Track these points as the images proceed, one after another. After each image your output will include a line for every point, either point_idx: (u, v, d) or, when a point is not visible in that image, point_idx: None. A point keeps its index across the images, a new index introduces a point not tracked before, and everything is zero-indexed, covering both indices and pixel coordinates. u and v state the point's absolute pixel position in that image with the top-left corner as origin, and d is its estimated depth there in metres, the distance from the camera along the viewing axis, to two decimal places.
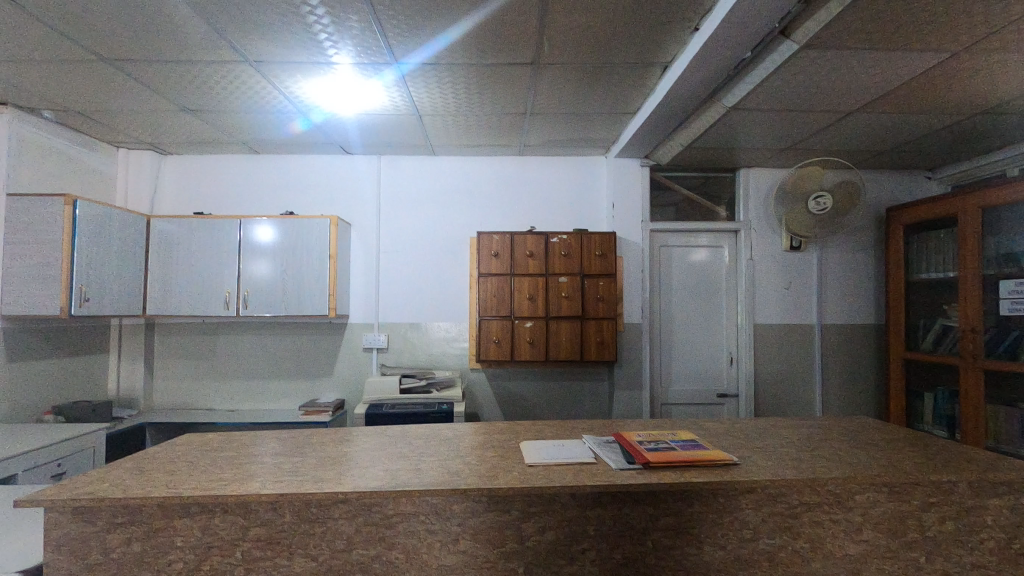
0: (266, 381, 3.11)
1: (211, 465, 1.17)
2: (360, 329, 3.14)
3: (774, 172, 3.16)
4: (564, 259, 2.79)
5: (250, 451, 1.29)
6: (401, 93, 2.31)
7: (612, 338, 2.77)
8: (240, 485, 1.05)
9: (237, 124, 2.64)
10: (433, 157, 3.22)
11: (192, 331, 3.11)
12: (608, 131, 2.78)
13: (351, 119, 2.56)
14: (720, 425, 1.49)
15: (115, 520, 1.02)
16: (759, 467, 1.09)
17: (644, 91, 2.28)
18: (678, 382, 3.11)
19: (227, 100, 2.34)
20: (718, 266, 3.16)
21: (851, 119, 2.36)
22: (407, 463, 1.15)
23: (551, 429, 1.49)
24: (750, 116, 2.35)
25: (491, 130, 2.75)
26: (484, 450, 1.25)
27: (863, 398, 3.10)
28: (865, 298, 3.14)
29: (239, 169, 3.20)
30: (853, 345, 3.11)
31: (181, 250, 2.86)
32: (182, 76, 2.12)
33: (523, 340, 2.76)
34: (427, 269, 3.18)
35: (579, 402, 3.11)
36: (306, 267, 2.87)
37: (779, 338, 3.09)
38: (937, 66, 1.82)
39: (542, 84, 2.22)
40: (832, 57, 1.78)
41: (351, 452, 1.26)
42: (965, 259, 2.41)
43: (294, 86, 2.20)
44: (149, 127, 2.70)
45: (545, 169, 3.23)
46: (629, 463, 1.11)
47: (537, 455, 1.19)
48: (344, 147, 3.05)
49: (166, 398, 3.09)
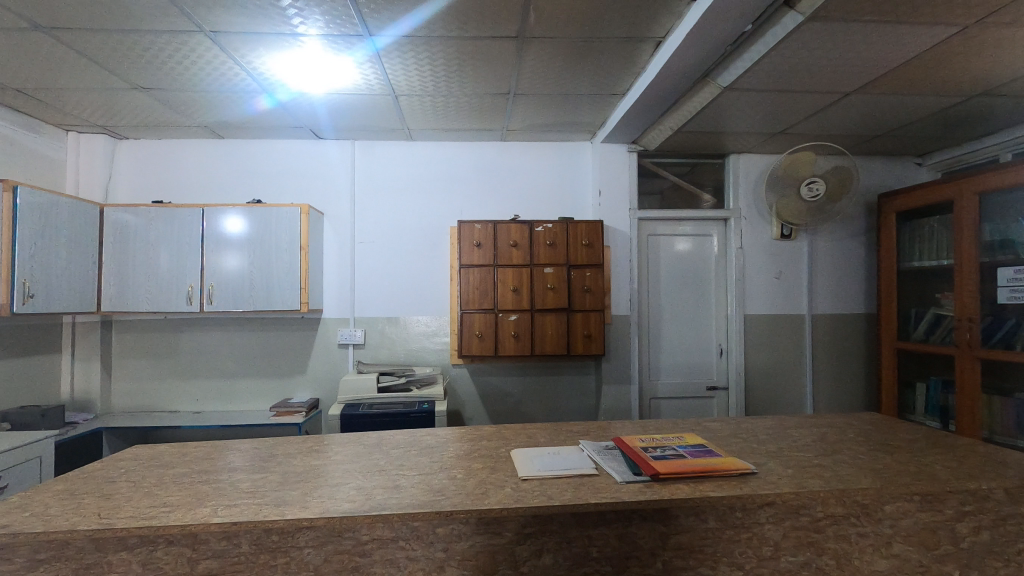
0: (235, 381, 2.93)
1: (157, 485, 1.02)
2: (334, 324, 2.98)
3: (763, 158, 3.07)
4: (549, 249, 2.65)
5: (206, 466, 1.14)
6: (376, 71, 2.14)
7: (599, 332, 2.66)
8: (188, 512, 0.90)
9: (196, 104, 2.44)
10: (410, 142, 3.05)
11: (155, 328, 2.91)
12: (595, 114, 2.65)
13: (320, 99, 2.38)
14: (726, 425, 1.38)
15: (37, 556, 0.86)
16: (779, 477, 0.98)
17: (634, 69, 2.15)
18: (667, 374, 3.02)
19: (182, 76, 2.14)
20: (707, 255, 3.07)
21: (848, 101, 2.27)
22: (384, 480, 1.01)
23: (543, 433, 1.36)
24: (744, 96, 2.24)
25: (472, 112, 2.60)
26: (470, 461, 1.12)
27: (852, 389, 3.05)
28: (855, 287, 3.07)
29: (202, 155, 2.99)
30: (843, 336, 3.05)
31: (139, 242, 2.66)
32: (129, 49, 1.92)
33: (507, 333, 2.63)
34: (405, 260, 3.03)
35: (565, 399, 3.01)
36: (276, 259, 2.69)
37: (769, 329, 3.01)
38: (943, 43, 1.72)
39: (527, 61, 2.07)
40: (836, 31, 1.67)
41: (320, 466, 1.11)
42: (962, 246, 2.34)
43: (256, 61, 2.02)
44: (102, 107, 2.49)
45: (528, 155, 3.09)
46: (636, 475, 0.99)
47: (531, 466, 1.06)
48: (314, 131, 2.86)
49: (126, 400, 2.90)
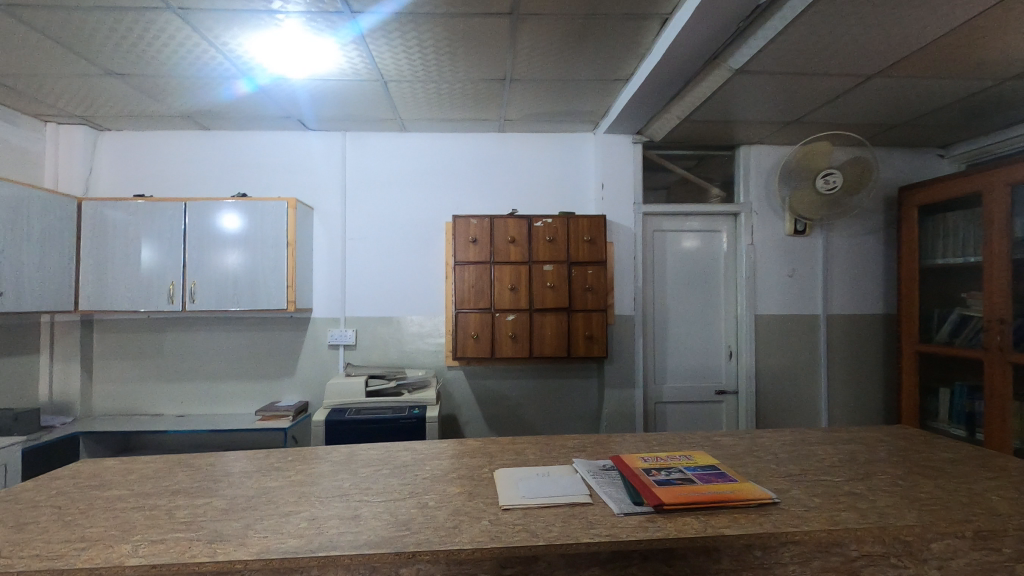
0: (221, 384, 2.81)
1: (81, 514, 0.88)
2: (324, 324, 2.84)
3: (776, 149, 2.91)
4: (549, 245, 2.51)
5: (146, 488, 1.00)
6: (361, 54, 2.00)
7: (601, 333, 2.51)
8: (104, 550, 0.76)
9: (175, 91, 2.31)
10: (404, 134, 2.92)
11: (137, 328, 2.79)
12: (598, 102, 2.51)
13: (303, 84, 2.24)
14: (739, 441, 1.23)
15: None
16: (806, 509, 0.83)
17: (639, 50, 2.00)
18: (674, 378, 2.86)
19: (156, 59, 2.01)
20: (715, 253, 2.91)
21: (869, 85, 2.11)
22: (343, 508, 0.87)
23: (534, 448, 1.22)
24: (757, 80, 2.08)
25: (467, 100, 2.46)
26: (447, 484, 0.97)
27: (870, 393, 2.88)
28: (873, 285, 2.91)
29: (186, 147, 2.86)
30: (860, 337, 2.89)
31: (118, 237, 2.53)
32: (96, 30, 1.80)
33: (504, 334, 2.49)
34: (397, 257, 2.89)
35: (566, 403, 2.87)
36: (261, 255, 2.56)
37: (781, 330, 2.85)
38: (980, 15, 1.56)
39: (522, 42, 1.93)
40: (861, 3, 1.52)
41: (275, 489, 0.97)
42: (992, 242, 2.18)
43: (233, 42, 1.89)
44: (78, 96, 2.37)
45: (527, 147, 2.95)
46: (637, 505, 0.84)
47: (514, 492, 0.91)
48: (301, 122, 2.73)
49: (108, 403, 2.78)
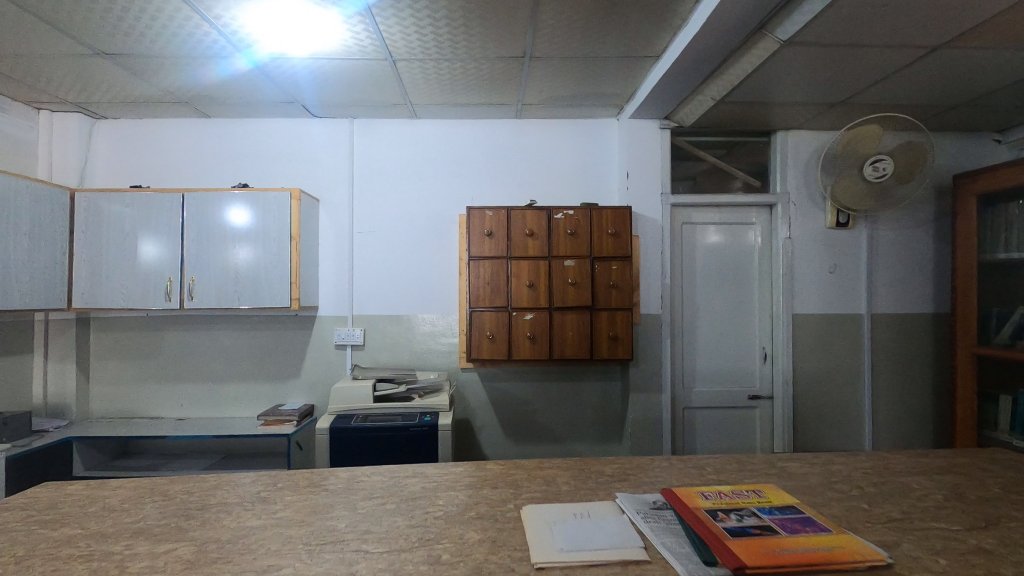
0: (224, 386, 2.66)
1: (13, 566, 0.71)
2: (331, 324, 2.68)
3: (816, 135, 2.69)
4: (570, 239, 2.32)
5: (103, 527, 0.83)
6: (367, 28, 1.82)
7: (627, 333, 2.32)
8: None
9: (169, 72, 2.15)
10: (414, 121, 2.74)
11: (136, 327, 2.65)
12: (624, 83, 2.31)
13: (303, 62, 2.07)
14: (808, 467, 1.04)
15: None
16: None
17: (674, 20, 1.79)
18: (704, 381, 2.66)
19: (146, 36, 1.85)
20: (749, 247, 2.70)
21: (933, 58, 1.88)
22: (336, 563, 0.70)
23: (566, 475, 1.04)
24: (806, 53, 1.86)
25: (482, 82, 2.28)
26: (466, 528, 0.79)
27: (918, 399, 2.66)
28: (922, 282, 2.68)
29: (186, 136, 2.71)
30: (907, 338, 2.66)
31: (113, 230, 2.38)
32: (78, 3, 1.64)
33: (522, 334, 2.31)
34: (407, 251, 2.72)
35: (587, 407, 2.68)
36: (263, 249, 2.40)
37: (821, 331, 2.64)
38: None
39: (544, 13, 1.73)
40: None
41: (256, 532, 0.80)
42: None
43: (226, 15, 1.72)
44: (68, 80, 2.22)
45: (545, 134, 2.75)
46: (711, 566, 0.66)
47: (550, 542, 0.73)
48: (305, 107, 2.56)
49: (105, 405, 2.64)
